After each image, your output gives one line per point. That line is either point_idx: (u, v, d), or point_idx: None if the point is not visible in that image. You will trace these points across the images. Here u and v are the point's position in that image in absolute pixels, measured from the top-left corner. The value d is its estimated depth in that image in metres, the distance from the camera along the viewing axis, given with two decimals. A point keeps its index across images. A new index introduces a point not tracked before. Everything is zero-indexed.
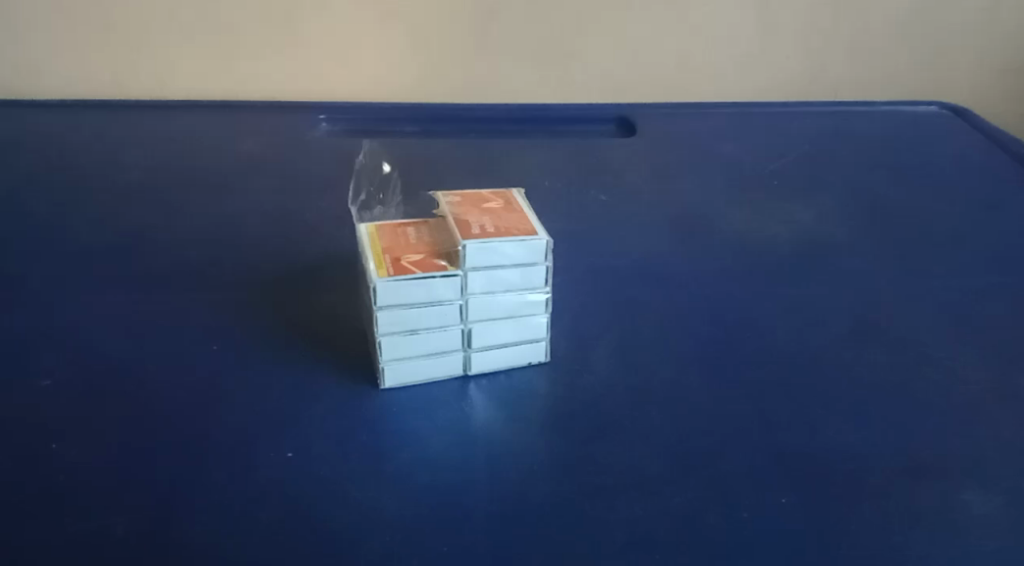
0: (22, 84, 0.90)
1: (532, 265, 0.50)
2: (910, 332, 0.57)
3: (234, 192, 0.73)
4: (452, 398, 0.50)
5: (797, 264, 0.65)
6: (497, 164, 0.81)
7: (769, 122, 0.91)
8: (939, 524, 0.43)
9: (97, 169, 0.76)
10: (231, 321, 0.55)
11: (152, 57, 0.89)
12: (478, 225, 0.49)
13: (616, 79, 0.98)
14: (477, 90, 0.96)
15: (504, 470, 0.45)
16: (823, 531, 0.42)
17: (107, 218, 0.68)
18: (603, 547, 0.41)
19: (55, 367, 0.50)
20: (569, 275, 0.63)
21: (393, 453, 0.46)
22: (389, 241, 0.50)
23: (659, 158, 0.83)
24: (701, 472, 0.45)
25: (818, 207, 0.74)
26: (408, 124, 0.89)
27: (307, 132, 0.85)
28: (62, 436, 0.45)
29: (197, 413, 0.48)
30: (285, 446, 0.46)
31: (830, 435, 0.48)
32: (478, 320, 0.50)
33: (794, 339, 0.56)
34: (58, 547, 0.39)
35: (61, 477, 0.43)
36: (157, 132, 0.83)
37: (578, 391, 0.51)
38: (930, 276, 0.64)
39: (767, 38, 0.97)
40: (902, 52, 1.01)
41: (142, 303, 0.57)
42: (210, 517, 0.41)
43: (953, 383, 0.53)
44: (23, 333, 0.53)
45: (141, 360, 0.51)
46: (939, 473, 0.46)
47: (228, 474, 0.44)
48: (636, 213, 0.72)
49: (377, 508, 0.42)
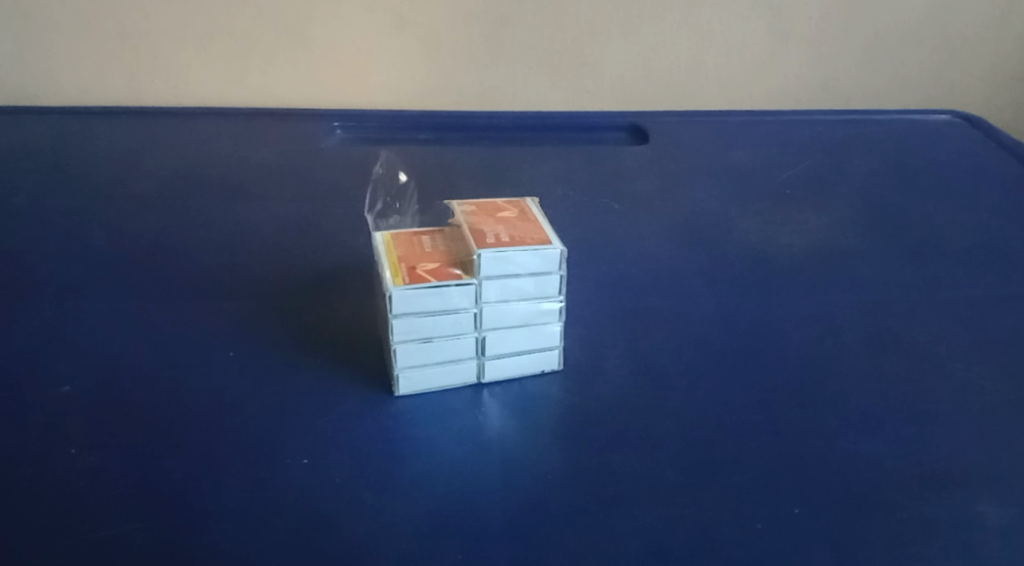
0: (39, 92, 0.91)
1: (546, 274, 0.50)
2: (924, 342, 0.57)
3: (249, 199, 0.74)
4: (466, 406, 0.50)
5: (809, 273, 0.66)
6: (509, 171, 0.81)
7: (781, 130, 0.91)
8: (954, 535, 0.43)
9: (114, 176, 0.77)
10: (248, 328, 0.56)
11: (168, 65, 0.90)
12: (493, 234, 0.49)
13: (627, 87, 0.98)
14: (489, 97, 0.97)
15: (518, 478, 0.45)
16: (837, 542, 0.42)
17: (125, 225, 0.69)
18: (618, 556, 0.41)
19: (75, 373, 0.51)
20: (582, 284, 0.63)
21: (408, 461, 0.46)
22: (405, 250, 0.51)
23: (671, 166, 0.83)
24: (715, 482, 0.45)
25: (830, 216, 0.75)
26: (421, 131, 0.90)
27: (322, 139, 0.86)
28: (82, 442, 0.46)
29: (214, 420, 0.48)
30: (301, 453, 0.46)
31: (843, 445, 0.48)
32: (492, 329, 0.50)
33: (807, 349, 0.56)
34: (79, 552, 0.40)
35: (81, 483, 0.43)
36: (172, 139, 0.84)
37: (592, 400, 0.51)
38: (943, 285, 0.64)
39: (779, 47, 0.97)
40: (914, 60, 1.01)
41: (160, 309, 0.58)
42: (227, 524, 0.42)
43: (967, 393, 0.53)
44: (43, 339, 0.54)
45: (159, 366, 0.52)
46: (953, 484, 0.46)
47: (245, 480, 0.44)
48: (649, 222, 0.73)
49: (392, 515, 0.42)
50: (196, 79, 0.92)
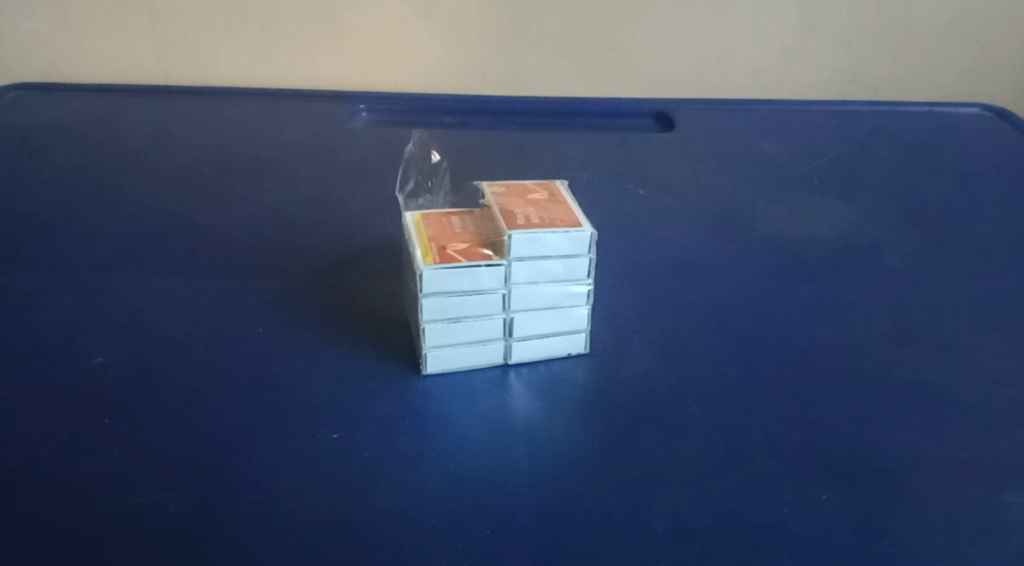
0: (70, 69, 0.91)
1: (575, 257, 0.50)
2: (954, 334, 0.57)
3: (276, 179, 0.74)
4: (493, 386, 0.51)
5: (837, 261, 0.65)
6: (535, 156, 0.81)
7: (808, 120, 0.90)
8: (980, 526, 0.43)
9: (143, 153, 0.77)
10: (277, 306, 0.57)
11: (196, 44, 0.91)
12: (523, 215, 0.50)
13: (654, 73, 0.98)
14: (514, 83, 0.97)
15: (544, 459, 0.46)
16: (866, 529, 0.42)
17: (153, 202, 0.69)
18: (644, 537, 0.41)
19: (107, 345, 0.52)
20: (610, 267, 0.63)
21: (435, 439, 0.46)
22: (435, 230, 0.51)
23: (698, 154, 0.83)
24: (740, 467, 0.46)
25: (858, 206, 0.74)
26: (446, 115, 0.90)
27: (348, 121, 0.86)
28: (115, 413, 0.47)
29: (244, 393, 0.49)
30: (329, 428, 0.47)
31: (870, 434, 0.48)
32: (520, 310, 0.51)
33: (833, 336, 0.56)
34: (113, 519, 0.41)
35: (113, 453, 0.44)
36: (201, 118, 0.85)
37: (618, 383, 0.51)
38: (971, 277, 0.64)
39: (807, 36, 0.96)
40: (943, 51, 1.00)
41: (190, 285, 0.58)
42: (259, 497, 0.42)
43: (996, 385, 0.52)
44: (76, 311, 0.55)
45: (190, 341, 0.53)
46: (980, 474, 0.46)
47: (276, 454, 0.45)
48: (675, 208, 0.73)
49: (419, 493, 0.43)
50: (224, 58, 0.92)
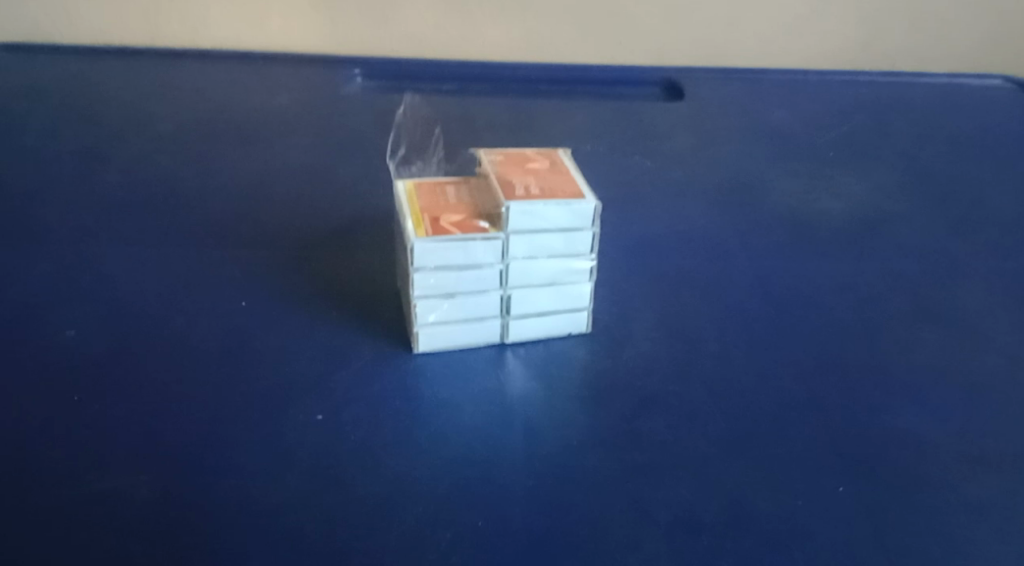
0: (54, 31, 0.88)
1: (578, 230, 0.47)
2: (973, 315, 0.54)
3: (266, 146, 0.71)
4: (489, 366, 0.48)
5: (850, 237, 0.62)
6: (536, 125, 0.78)
7: (821, 90, 0.87)
8: (1002, 520, 0.40)
9: (127, 118, 0.74)
10: (263, 279, 0.54)
11: (185, 6, 0.87)
12: (522, 185, 0.47)
13: (661, 40, 0.94)
14: (516, 49, 0.94)
15: (541, 445, 0.43)
16: (882, 523, 0.40)
17: (136, 170, 0.66)
18: (646, 529, 0.39)
19: (83, 320, 0.49)
20: (614, 242, 0.61)
21: (426, 421, 0.44)
22: (428, 200, 0.48)
23: (706, 124, 0.79)
24: (749, 455, 0.43)
25: (873, 180, 0.71)
26: (444, 81, 0.86)
27: (343, 86, 0.83)
28: (90, 391, 0.45)
29: (226, 371, 0.46)
30: (316, 409, 0.44)
31: (886, 420, 0.46)
32: (518, 287, 0.48)
33: (847, 316, 0.54)
34: (83, 505, 0.38)
35: (85, 434, 0.42)
36: (189, 82, 0.81)
37: (621, 364, 0.49)
38: (991, 255, 0.61)
39: (822, 2, 0.92)
40: (964, 20, 0.96)
41: (172, 257, 0.56)
42: (237, 481, 0.40)
43: (1018, 369, 0.50)
44: (52, 283, 0.52)
45: (171, 316, 0.50)
46: (1002, 463, 0.43)
47: (258, 435, 0.42)
48: (681, 181, 0.70)
49: (408, 480, 0.40)
50: (214, 20, 0.88)
